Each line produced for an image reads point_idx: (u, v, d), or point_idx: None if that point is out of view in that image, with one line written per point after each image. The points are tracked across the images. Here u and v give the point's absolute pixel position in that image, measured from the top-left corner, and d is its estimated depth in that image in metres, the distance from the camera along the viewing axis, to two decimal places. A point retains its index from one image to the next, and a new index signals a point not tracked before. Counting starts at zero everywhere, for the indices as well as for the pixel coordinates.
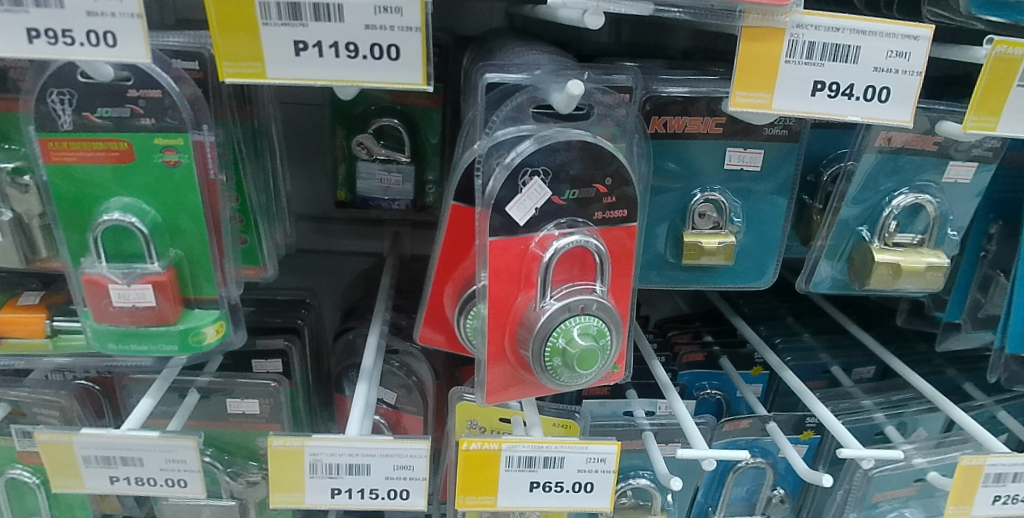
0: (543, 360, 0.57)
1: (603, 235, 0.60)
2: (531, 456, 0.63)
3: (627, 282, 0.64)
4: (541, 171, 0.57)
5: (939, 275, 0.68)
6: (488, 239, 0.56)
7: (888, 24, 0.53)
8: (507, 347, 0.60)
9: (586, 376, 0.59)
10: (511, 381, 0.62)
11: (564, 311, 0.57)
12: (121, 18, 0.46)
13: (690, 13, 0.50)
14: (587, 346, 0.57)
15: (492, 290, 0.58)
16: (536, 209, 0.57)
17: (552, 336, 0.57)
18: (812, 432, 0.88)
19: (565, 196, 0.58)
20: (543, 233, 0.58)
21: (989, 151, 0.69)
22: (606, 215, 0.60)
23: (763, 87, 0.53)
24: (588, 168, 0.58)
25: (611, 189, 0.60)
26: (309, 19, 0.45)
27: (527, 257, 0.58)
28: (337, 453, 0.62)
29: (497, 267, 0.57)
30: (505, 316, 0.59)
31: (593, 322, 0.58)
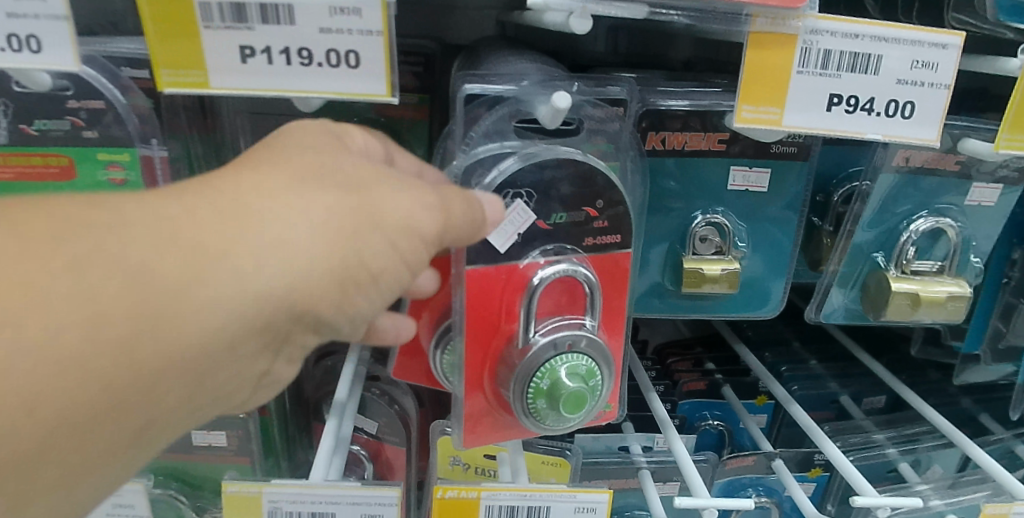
0: (525, 402, 0.52)
1: (594, 263, 0.55)
2: (513, 505, 0.57)
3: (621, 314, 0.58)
4: (525, 193, 0.51)
5: (961, 305, 0.62)
6: (467, 267, 0.51)
7: (914, 30, 0.48)
8: (486, 383, 0.55)
9: (574, 420, 0.53)
10: (491, 422, 0.56)
11: (550, 349, 0.52)
12: (45, 20, 0.41)
13: (692, 17, 0.45)
14: (575, 388, 0.51)
15: (470, 322, 0.53)
16: (519, 235, 0.52)
17: (536, 375, 0.51)
18: (820, 469, 0.82)
19: (551, 220, 0.52)
20: (527, 261, 0.52)
21: (1015, 172, 0.64)
22: (598, 240, 0.54)
23: (772, 101, 0.47)
24: (580, 187, 0.52)
25: (602, 210, 0.54)
26: (256, 22, 0.41)
27: (510, 288, 0.53)
28: (297, 500, 0.56)
29: (476, 298, 0.52)
30: (484, 352, 0.54)
31: (583, 362, 0.52)
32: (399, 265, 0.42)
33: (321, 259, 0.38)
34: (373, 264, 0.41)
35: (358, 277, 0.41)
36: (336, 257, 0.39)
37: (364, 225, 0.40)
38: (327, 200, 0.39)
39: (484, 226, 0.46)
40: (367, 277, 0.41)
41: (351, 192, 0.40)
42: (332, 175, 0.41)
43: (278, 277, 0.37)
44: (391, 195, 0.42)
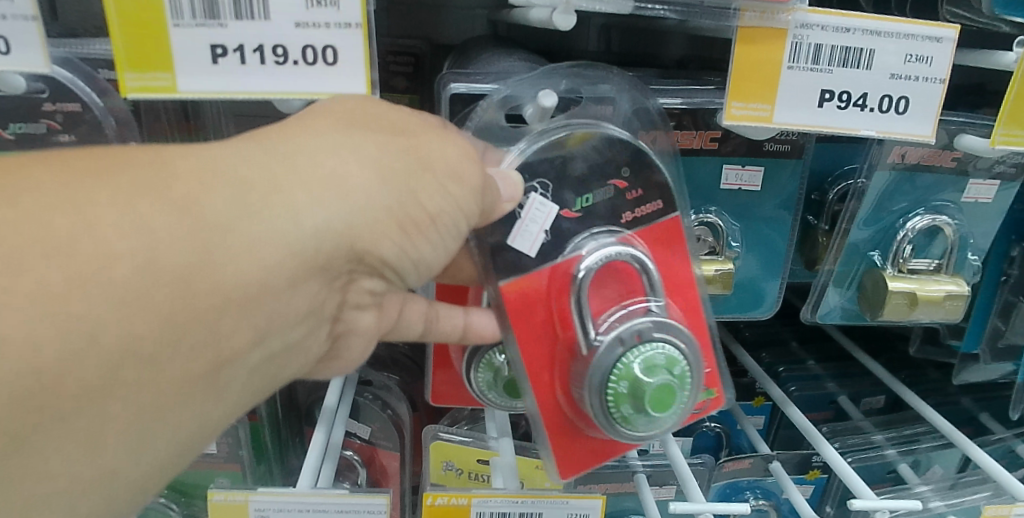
0: (607, 413, 0.48)
1: (642, 244, 0.52)
2: (505, 511, 0.56)
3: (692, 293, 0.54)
4: (539, 185, 0.49)
5: (959, 304, 0.61)
6: (498, 281, 0.49)
7: (907, 24, 0.47)
8: (561, 398, 0.51)
9: (670, 418, 0.49)
10: (575, 437, 0.53)
11: (617, 346, 0.48)
12: (12, 21, 0.40)
13: (677, 10, 0.44)
14: (657, 382, 0.47)
15: (521, 341, 0.50)
16: (547, 231, 0.49)
17: (612, 379, 0.48)
18: (818, 471, 0.80)
19: (576, 207, 0.50)
20: (568, 255, 0.50)
21: (1013, 167, 0.63)
22: (639, 215, 0.51)
23: (763, 98, 0.46)
24: (598, 166, 0.50)
25: (632, 180, 0.51)
26: (228, 18, 0.40)
27: (555, 289, 0.50)
28: (284, 508, 0.55)
29: (521, 312, 0.50)
30: (548, 365, 0.51)
31: (660, 351, 0.48)
32: (455, 212, 0.43)
33: (375, 195, 0.39)
34: (424, 211, 0.42)
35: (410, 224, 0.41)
36: (389, 201, 0.40)
37: (418, 169, 0.41)
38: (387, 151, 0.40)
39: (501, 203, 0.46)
40: (426, 220, 0.42)
41: (402, 139, 0.41)
42: (374, 124, 0.41)
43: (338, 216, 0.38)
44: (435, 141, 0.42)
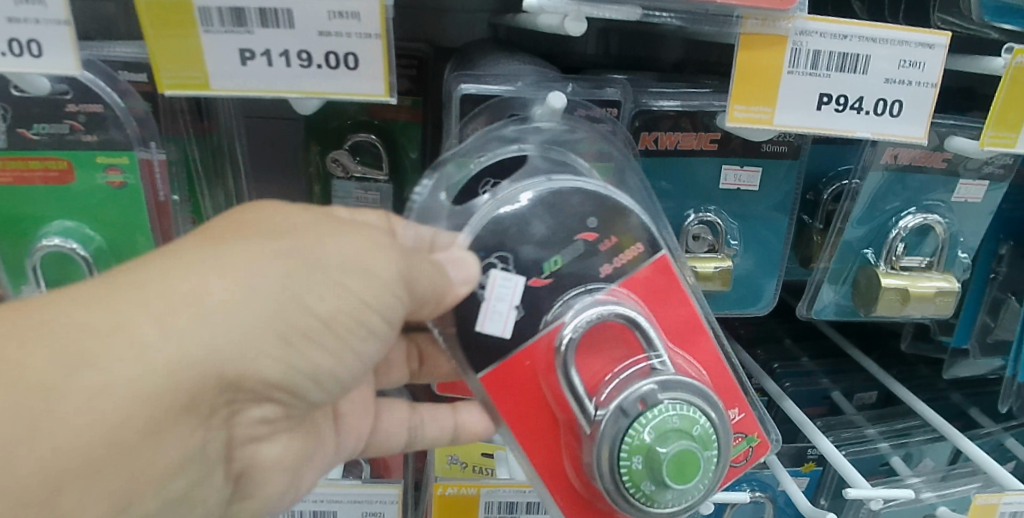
0: (629, 496, 0.46)
1: (628, 299, 0.49)
2: (513, 501, 0.58)
3: (700, 337, 0.52)
4: (498, 260, 0.47)
5: (950, 300, 0.63)
6: (476, 374, 0.49)
7: (900, 31, 0.49)
8: (572, 476, 0.50)
9: (696, 483, 0.46)
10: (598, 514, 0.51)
11: (621, 418, 0.45)
12: (46, 25, 0.42)
13: (682, 18, 0.46)
14: (668, 452, 0.44)
15: (517, 428, 0.50)
16: (519, 306, 0.47)
17: (622, 456, 0.45)
18: (814, 463, 0.83)
19: (544, 273, 0.48)
20: (550, 327, 0.48)
21: (1001, 168, 0.65)
22: (619, 259, 0.49)
23: (764, 101, 0.48)
24: (558, 227, 0.48)
25: (602, 231, 0.49)
26: (255, 26, 0.41)
27: (541, 367, 0.48)
28: (299, 498, 0.56)
29: (510, 396, 0.49)
30: (553, 448, 0.50)
31: (668, 414, 0.45)
32: (355, 305, 0.42)
33: (246, 319, 0.38)
34: (330, 310, 0.41)
35: (341, 323, 0.42)
36: (262, 313, 0.39)
37: (304, 272, 0.40)
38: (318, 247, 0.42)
39: (454, 286, 0.46)
40: (318, 326, 0.41)
41: (295, 237, 0.42)
42: (267, 231, 0.42)
43: (278, 313, 0.39)
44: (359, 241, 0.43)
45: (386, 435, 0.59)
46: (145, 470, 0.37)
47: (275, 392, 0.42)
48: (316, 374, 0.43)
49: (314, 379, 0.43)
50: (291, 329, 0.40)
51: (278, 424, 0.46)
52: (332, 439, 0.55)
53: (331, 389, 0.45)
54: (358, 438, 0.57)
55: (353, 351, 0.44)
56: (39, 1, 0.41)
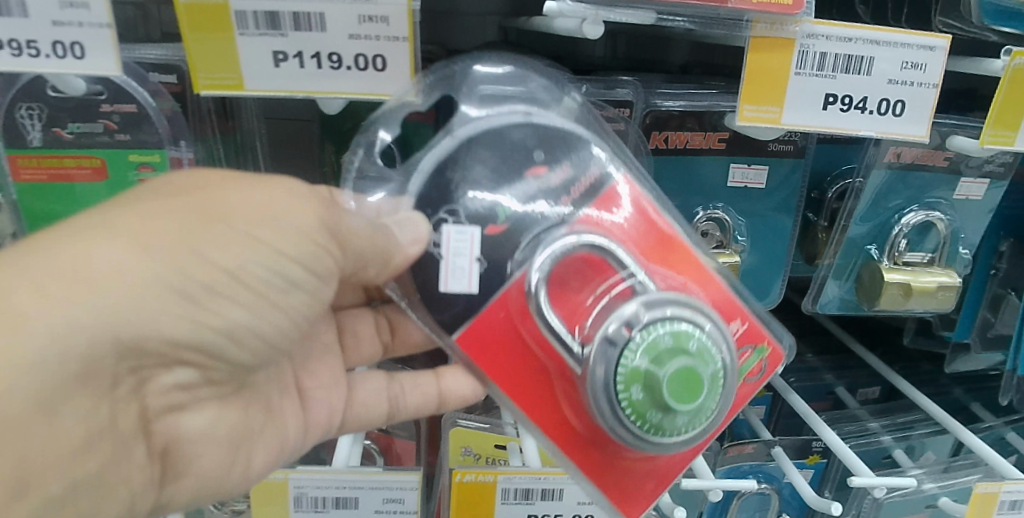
0: (634, 428, 0.43)
1: (596, 226, 0.48)
2: (528, 488, 0.60)
3: (687, 256, 0.49)
4: (450, 215, 0.48)
5: (951, 295, 0.65)
6: (452, 338, 0.48)
7: (902, 34, 0.51)
8: (577, 424, 0.47)
9: (707, 401, 0.44)
10: (613, 464, 0.48)
11: (608, 347, 0.43)
12: (89, 28, 0.44)
13: (694, 22, 0.48)
14: (667, 375, 0.42)
15: (510, 391, 0.48)
16: (480, 257, 0.47)
17: (619, 390, 0.43)
18: (818, 456, 0.85)
19: (501, 219, 0.47)
20: (519, 273, 0.47)
21: (1001, 166, 0.67)
22: (580, 188, 0.49)
23: (772, 101, 0.50)
24: (505, 162, 0.48)
25: (549, 161, 0.49)
26: (289, 29, 0.43)
27: (518, 315, 0.47)
28: (323, 485, 0.58)
29: (496, 361, 0.48)
30: (551, 400, 0.48)
31: (659, 334, 0.43)
32: (265, 257, 0.44)
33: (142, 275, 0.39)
34: (233, 262, 0.42)
35: (251, 274, 0.43)
36: (157, 270, 0.40)
37: (210, 220, 0.42)
38: (232, 198, 0.43)
39: (402, 247, 0.47)
40: (227, 280, 0.42)
41: (195, 194, 0.43)
42: (173, 189, 0.43)
43: (179, 268, 0.40)
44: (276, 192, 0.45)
45: (365, 406, 0.60)
46: (56, 439, 0.38)
47: (191, 352, 0.43)
48: (231, 329, 0.44)
49: (230, 335, 0.44)
50: (193, 285, 0.41)
51: (203, 392, 0.47)
52: (294, 415, 0.56)
53: (252, 349, 0.46)
54: (328, 411, 0.58)
55: (272, 304, 0.45)
56: (83, 6, 0.44)
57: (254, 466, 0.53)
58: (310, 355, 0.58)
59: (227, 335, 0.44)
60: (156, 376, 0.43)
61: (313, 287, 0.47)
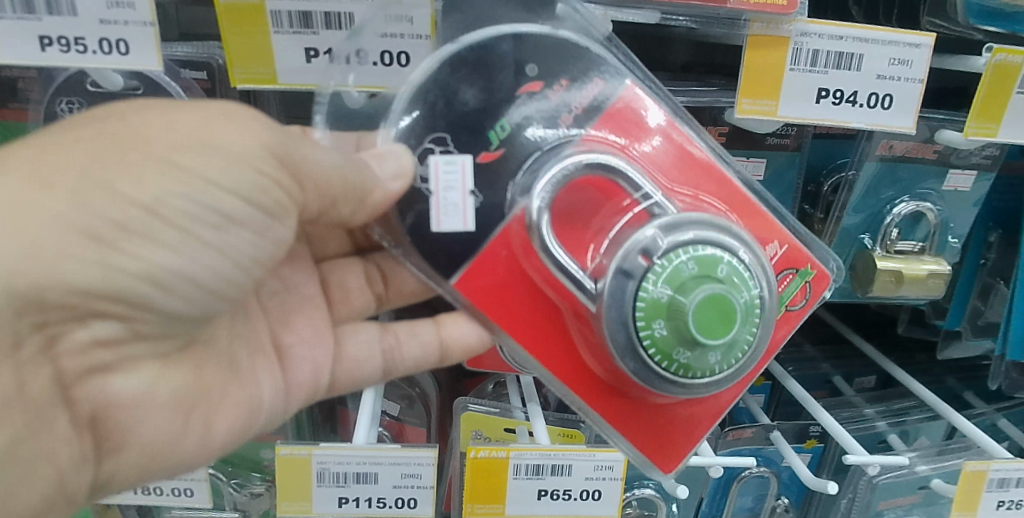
0: (662, 367, 0.47)
1: (601, 144, 0.49)
2: (539, 464, 0.63)
3: (706, 171, 0.51)
4: (438, 142, 0.48)
5: (941, 282, 0.68)
6: (449, 282, 0.50)
7: (890, 32, 0.54)
8: (594, 367, 0.51)
9: (738, 326, 0.47)
10: (640, 408, 0.53)
11: (625, 280, 0.46)
12: (133, 26, 0.48)
13: (695, 20, 0.51)
14: (696, 304, 0.45)
15: (521, 337, 0.51)
16: (473, 191, 0.49)
17: (641, 329, 0.46)
18: (815, 440, 0.88)
19: (493, 145, 0.48)
20: (518, 207, 0.49)
21: (988, 158, 0.70)
22: (582, 105, 0.50)
23: (767, 95, 0.54)
24: (498, 81, 0.48)
25: (545, 80, 0.49)
26: (320, 27, 0.50)
27: (519, 252, 0.49)
28: (344, 461, 0.61)
29: (503, 310, 0.51)
30: (564, 338, 0.51)
31: (678, 262, 0.46)
32: (194, 191, 0.42)
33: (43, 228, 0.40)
34: (149, 197, 0.41)
35: (173, 208, 0.42)
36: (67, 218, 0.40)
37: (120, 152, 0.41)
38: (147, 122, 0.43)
39: (383, 182, 0.47)
40: (155, 219, 0.42)
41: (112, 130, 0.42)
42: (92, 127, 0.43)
43: (81, 205, 0.40)
44: (210, 119, 0.43)
45: (356, 361, 0.61)
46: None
47: (109, 301, 0.43)
48: (152, 270, 0.43)
49: (152, 278, 0.43)
50: (103, 224, 0.41)
51: (136, 347, 0.48)
52: (269, 376, 0.57)
53: (187, 294, 0.46)
54: (312, 366, 0.59)
55: (201, 240, 0.44)
56: (128, 6, 0.47)
57: (211, 431, 0.53)
58: (288, 309, 0.60)
59: (153, 280, 0.43)
60: (72, 330, 0.44)
61: (258, 225, 0.47)
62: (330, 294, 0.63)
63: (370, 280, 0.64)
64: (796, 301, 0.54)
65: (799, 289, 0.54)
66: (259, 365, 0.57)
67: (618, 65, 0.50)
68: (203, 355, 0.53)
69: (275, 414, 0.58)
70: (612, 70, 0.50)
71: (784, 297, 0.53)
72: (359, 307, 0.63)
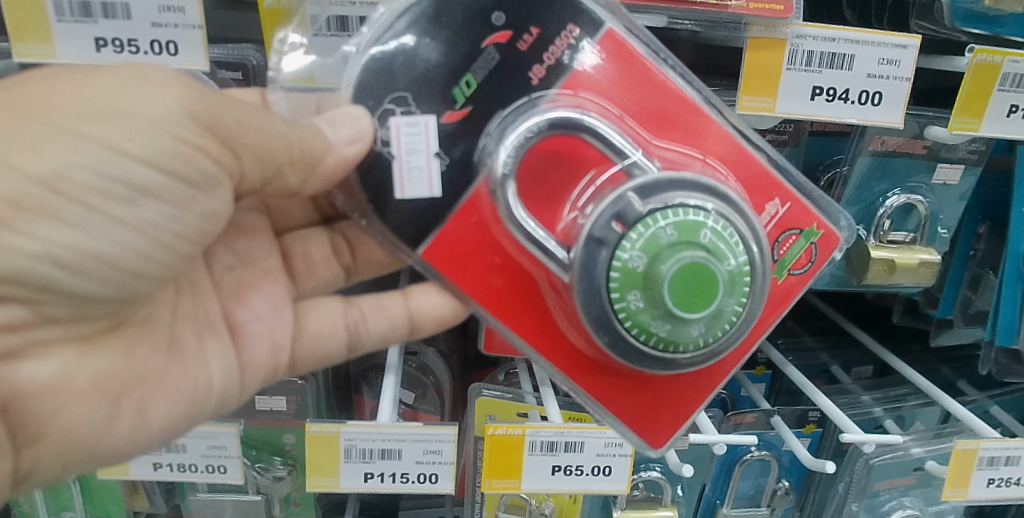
0: (642, 342, 0.50)
1: (573, 99, 0.50)
2: (553, 441, 0.67)
3: (690, 126, 0.52)
4: (399, 105, 0.49)
5: (931, 270, 0.72)
6: (416, 251, 0.52)
7: (879, 34, 0.58)
8: (572, 341, 0.54)
9: (721, 297, 0.49)
10: (628, 379, 0.55)
11: (598, 247, 0.49)
12: (183, 29, 0.53)
13: (700, 24, 0.55)
14: (673, 274, 0.47)
15: (498, 308, 0.53)
16: (438, 153, 0.50)
17: (615, 305, 0.49)
18: (815, 425, 0.91)
19: (458, 103, 0.50)
20: (484, 175, 0.51)
21: (974, 153, 0.75)
22: (554, 56, 0.50)
23: (766, 93, 0.58)
24: (462, 32, 0.49)
25: (516, 33, 0.50)
26: (354, 31, 0.55)
27: (488, 219, 0.51)
28: (370, 438, 0.65)
29: (481, 284, 0.53)
30: (538, 306, 0.53)
31: (657, 228, 0.48)
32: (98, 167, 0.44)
33: None
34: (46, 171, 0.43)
35: (73, 182, 0.44)
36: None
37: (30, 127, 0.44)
38: (62, 97, 0.45)
39: (336, 145, 0.48)
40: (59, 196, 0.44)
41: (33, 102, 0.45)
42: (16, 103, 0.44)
43: None
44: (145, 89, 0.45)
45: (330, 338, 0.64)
46: None
47: (10, 285, 0.45)
48: (52, 250, 0.45)
49: (52, 258, 0.45)
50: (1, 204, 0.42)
51: (46, 331, 0.49)
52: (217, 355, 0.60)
53: (97, 274, 0.48)
54: (267, 343, 0.62)
55: (107, 215, 0.46)
56: (179, 10, 0.52)
57: (144, 415, 0.55)
58: (242, 285, 0.62)
59: (54, 259, 0.45)
60: None
61: (179, 198, 0.48)
62: (295, 268, 0.66)
63: (338, 252, 0.68)
64: (801, 263, 0.55)
65: (803, 250, 0.55)
66: (207, 344, 0.59)
67: (595, 10, 0.51)
68: (132, 337, 0.54)
69: (226, 394, 0.60)
70: (588, 14, 0.51)
71: (789, 259, 0.55)
72: (325, 279, 0.67)
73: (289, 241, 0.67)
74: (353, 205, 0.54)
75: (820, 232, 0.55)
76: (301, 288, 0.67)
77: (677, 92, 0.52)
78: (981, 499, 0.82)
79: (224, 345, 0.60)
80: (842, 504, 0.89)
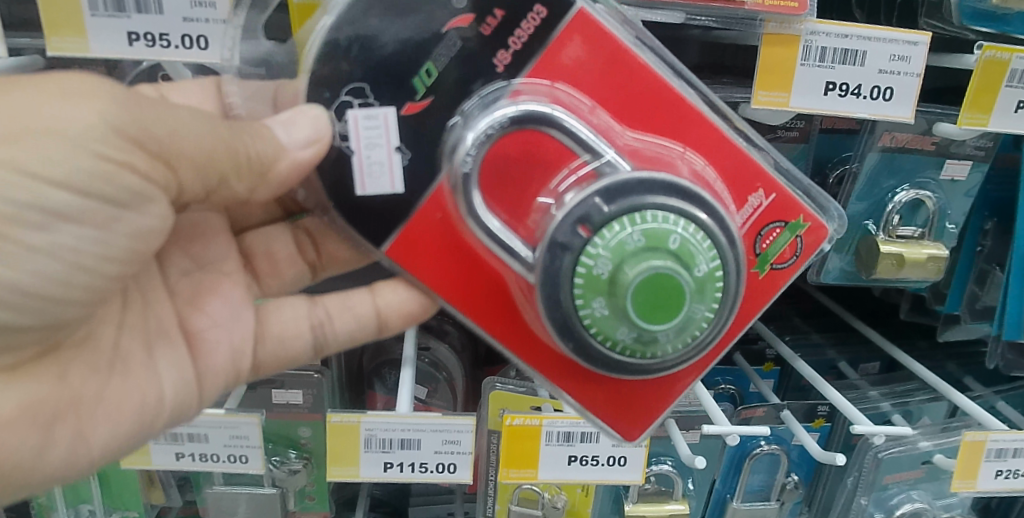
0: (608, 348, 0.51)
1: (539, 91, 0.50)
2: (569, 431, 0.68)
3: (663, 119, 0.52)
4: (355, 99, 0.49)
5: (940, 265, 0.73)
6: (380, 249, 0.52)
7: (889, 31, 0.60)
8: (540, 342, 0.54)
9: (687, 304, 0.50)
10: (598, 379, 0.56)
11: (562, 251, 0.49)
12: (214, 23, 0.55)
13: (717, 21, 0.56)
14: (638, 282, 0.48)
15: (465, 308, 0.54)
16: (397, 147, 0.50)
17: (580, 313, 0.49)
18: (823, 420, 0.91)
19: (418, 95, 0.50)
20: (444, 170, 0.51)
21: (982, 150, 0.76)
22: (520, 40, 0.50)
23: (782, 87, 0.59)
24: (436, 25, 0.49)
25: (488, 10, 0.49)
26: None
27: (449, 219, 0.52)
28: (390, 428, 0.67)
29: (449, 282, 0.53)
30: (503, 306, 0.54)
31: (624, 235, 0.48)
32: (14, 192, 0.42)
33: None
34: None
35: None
36: None
37: None
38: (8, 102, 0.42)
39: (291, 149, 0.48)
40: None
41: None
42: None
43: None
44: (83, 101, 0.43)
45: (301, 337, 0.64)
46: None
47: None
48: None
49: None
50: None
51: None
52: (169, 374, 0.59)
53: (16, 304, 0.46)
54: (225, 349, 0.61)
55: (21, 243, 0.44)
56: (211, 5, 0.54)
57: (82, 441, 0.54)
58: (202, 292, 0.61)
59: None
60: None
61: (101, 219, 0.46)
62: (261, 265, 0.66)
63: (301, 249, 0.67)
64: (785, 256, 0.56)
65: (789, 242, 0.56)
66: (158, 357, 0.58)
67: None
68: (66, 364, 0.53)
69: (177, 406, 0.59)
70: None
71: (775, 252, 0.56)
72: (288, 279, 0.67)
73: (251, 240, 0.67)
74: (313, 200, 0.54)
75: (807, 224, 0.56)
76: (266, 289, 0.67)
77: (651, 79, 0.51)
78: (988, 491, 0.83)
79: (179, 355, 0.59)
80: (851, 499, 0.90)
